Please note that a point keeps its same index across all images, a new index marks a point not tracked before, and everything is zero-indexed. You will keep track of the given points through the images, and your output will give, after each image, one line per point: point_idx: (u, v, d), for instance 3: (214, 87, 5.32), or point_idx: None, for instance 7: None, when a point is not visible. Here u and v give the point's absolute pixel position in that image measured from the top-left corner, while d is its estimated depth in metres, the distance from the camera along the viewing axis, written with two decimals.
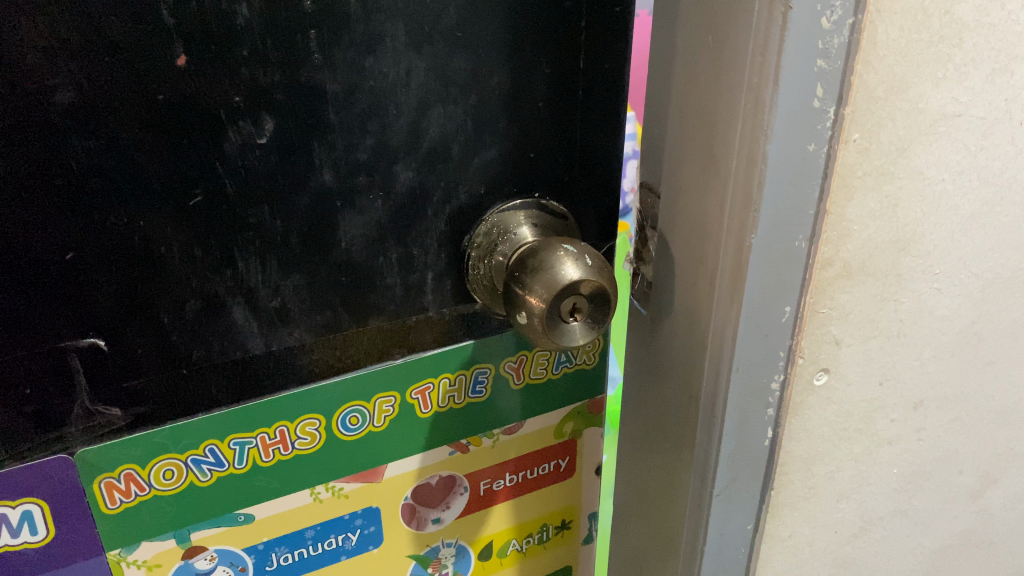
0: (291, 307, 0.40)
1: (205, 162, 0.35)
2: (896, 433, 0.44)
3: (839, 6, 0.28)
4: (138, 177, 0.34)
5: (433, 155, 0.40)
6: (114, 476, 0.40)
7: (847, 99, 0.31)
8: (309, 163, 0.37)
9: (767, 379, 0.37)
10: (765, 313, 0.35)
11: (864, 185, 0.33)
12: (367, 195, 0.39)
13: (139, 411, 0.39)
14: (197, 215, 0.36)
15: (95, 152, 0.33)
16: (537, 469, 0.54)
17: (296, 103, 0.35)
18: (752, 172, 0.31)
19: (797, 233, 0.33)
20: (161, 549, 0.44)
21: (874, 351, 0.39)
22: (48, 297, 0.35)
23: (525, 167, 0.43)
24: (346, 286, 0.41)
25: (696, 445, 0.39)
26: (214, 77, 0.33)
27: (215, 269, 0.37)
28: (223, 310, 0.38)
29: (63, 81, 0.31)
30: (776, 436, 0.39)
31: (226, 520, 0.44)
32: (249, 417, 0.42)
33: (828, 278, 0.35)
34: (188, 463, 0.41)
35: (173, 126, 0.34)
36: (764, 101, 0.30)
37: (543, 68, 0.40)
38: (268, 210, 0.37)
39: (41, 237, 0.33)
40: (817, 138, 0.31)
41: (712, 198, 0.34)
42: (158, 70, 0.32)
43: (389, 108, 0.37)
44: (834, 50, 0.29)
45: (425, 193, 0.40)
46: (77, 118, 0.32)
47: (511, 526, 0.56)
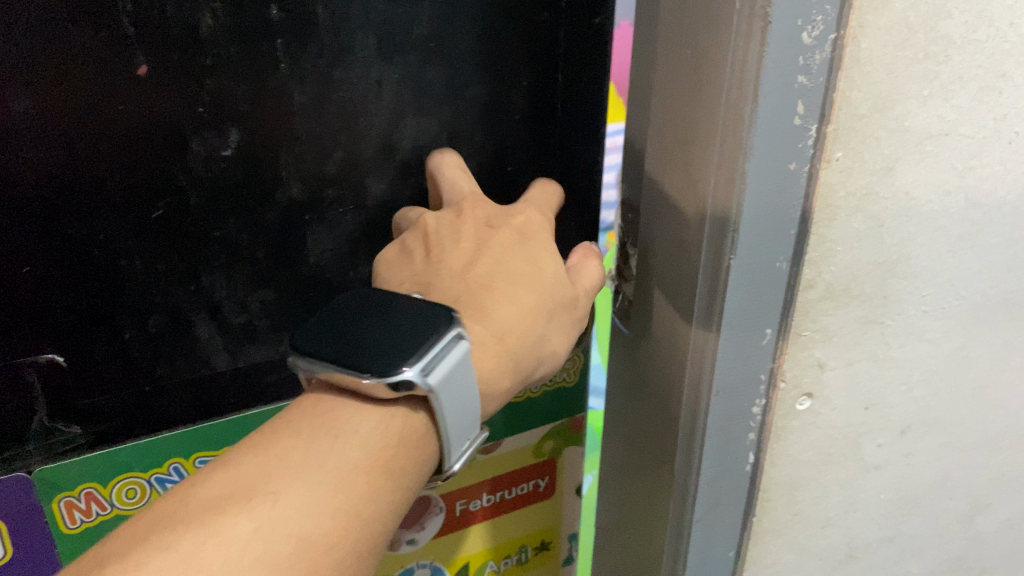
0: (257, 323, 0.39)
1: (168, 174, 0.34)
2: (884, 458, 0.43)
3: (820, 21, 0.28)
4: (99, 189, 0.33)
5: (402, 168, 0.39)
6: (74, 495, 0.38)
7: (828, 116, 0.30)
8: (277, 175, 0.36)
9: (747, 404, 0.36)
10: (745, 334, 0.34)
11: (848, 206, 0.33)
12: (336, 208, 0.38)
13: (101, 428, 0.38)
14: (160, 228, 0.35)
15: (54, 164, 0.32)
16: (515, 488, 0.53)
17: (261, 113, 0.34)
18: (730, 190, 0.31)
19: (779, 255, 0.32)
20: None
21: (860, 375, 0.39)
22: (6, 312, 0.33)
23: (502, 180, 0.43)
24: (316, 300, 0.40)
25: (675, 470, 0.38)
26: (178, 87, 0.32)
27: (179, 283, 0.36)
28: (187, 325, 0.37)
29: (18, 90, 0.30)
30: (757, 461, 0.39)
31: None
32: (216, 435, 0.40)
33: (810, 299, 0.35)
34: (151, 481, 0.40)
35: (135, 135, 0.32)
36: (742, 118, 0.29)
37: (517, 80, 0.40)
38: (234, 223, 0.36)
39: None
40: (798, 156, 0.30)
41: (689, 217, 0.33)
42: (119, 79, 0.31)
43: (359, 120, 0.37)
44: (816, 67, 0.28)
45: (396, 205, 0.40)
46: (35, 128, 0.31)
47: (488, 547, 0.55)
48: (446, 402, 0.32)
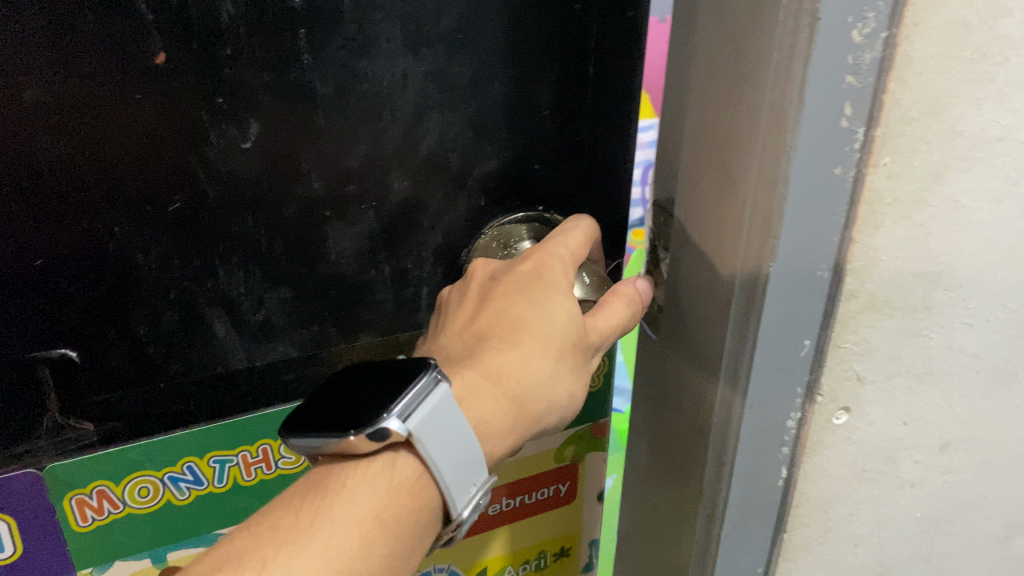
0: (275, 320, 0.38)
1: (185, 166, 0.33)
2: (919, 476, 0.41)
3: (872, 18, 0.26)
4: (113, 182, 0.32)
5: (428, 165, 0.38)
6: (85, 492, 0.38)
7: (876, 120, 0.29)
8: (296, 170, 0.35)
9: (780, 417, 0.35)
10: (781, 345, 0.33)
11: (894, 214, 0.31)
12: (357, 204, 0.37)
13: (115, 425, 0.37)
14: (176, 222, 0.34)
15: (68, 156, 0.31)
16: (536, 493, 0.52)
17: (281, 106, 0.33)
18: (772, 195, 0.29)
19: (819, 262, 0.31)
20: (137, 570, 0.41)
21: (897, 390, 0.37)
22: (18, 305, 0.33)
23: (528, 179, 0.41)
24: (335, 299, 0.39)
25: (704, 482, 0.37)
26: (196, 77, 0.31)
27: (194, 279, 0.35)
28: (202, 322, 0.36)
29: (32, 78, 0.29)
30: (790, 474, 0.38)
31: (205, 541, 0.42)
32: (231, 434, 0.40)
33: (851, 310, 0.33)
34: (165, 480, 0.39)
35: (152, 126, 0.32)
36: (787, 120, 0.28)
37: (546, 75, 0.38)
38: (252, 217, 0.35)
39: (10, 241, 0.32)
40: (843, 161, 0.29)
41: (728, 222, 0.32)
42: (136, 68, 0.30)
43: (383, 115, 0.36)
44: (866, 67, 0.27)
45: (420, 204, 0.39)
46: (48, 118, 0.30)
47: (507, 552, 0.54)
48: (432, 445, 0.33)
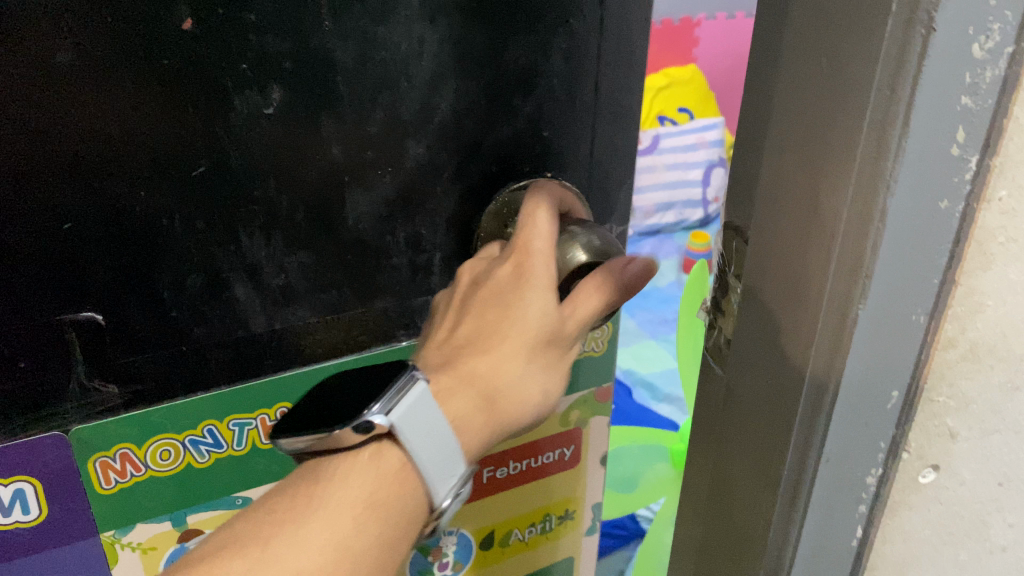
0: (295, 284, 0.38)
1: (209, 132, 0.33)
2: (1012, 538, 0.35)
3: (996, 29, 0.22)
4: (140, 146, 0.32)
5: (444, 132, 0.38)
6: (108, 455, 0.38)
7: (992, 145, 0.24)
8: (318, 136, 0.35)
9: (863, 475, 0.30)
10: (865, 400, 0.28)
11: (1004, 254, 0.27)
12: (375, 170, 0.38)
13: (138, 389, 0.37)
14: (201, 187, 0.34)
15: (97, 120, 0.31)
16: (543, 457, 0.53)
17: (303, 73, 0.34)
18: (864, 231, 0.24)
19: (915, 307, 0.26)
20: (157, 531, 0.42)
21: (995, 447, 0.32)
22: (46, 270, 0.33)
23: (540, 147, 0.42)
24: (353, 264, 0.39)
25: (766, 547, 0.32)
26: (223, 44, 0.32)
27: (217, 244, 0.36)
28: (225, 286, 0.37)
29: (64, 42, 0.29)
30: (865, 537, 0.33)
31: (224, 503, 0.43)
32: (250, 398, 0.40)
33: (947, 359, 0.29)
34: (185, 443, 0.40)
35: (179, 91, 0.32)
36: (888, 147, 0.23)
37: (558, 43, 0.39)
38: (274, 183, 0.35)
39: (38, 205, 0.32)
40: (951, 192, 0.24)
41: (806, 260, 0.26)
42: (164, 32, 0.31)
43: (400, 82, 0.36)
44: (985, 85, 0.23)
45: (435, 171, 0.39)
46: (79, 81, 0.30)
47: (515, 514, 0.55)
48: (416, 436, 0.33)
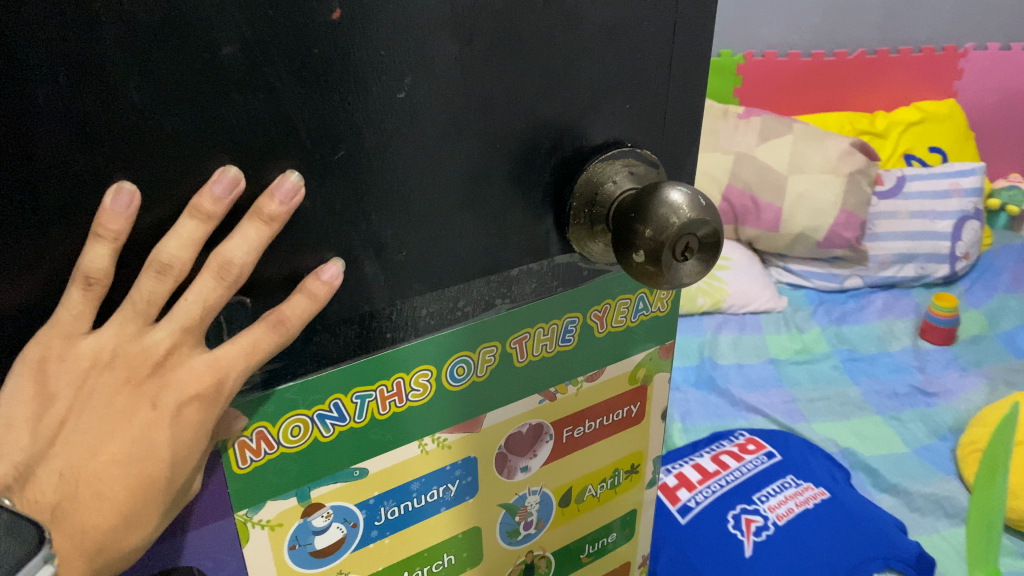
0: (413, 259, 0.53)
1: (348, 111, 0.46)
2: None
3: None
4: (280, 118, 0.44)
5: (539, 118, 0.54)
6: (249, 435, 0.52)
7: None
8: (439, 119, 0.49)
9: None
10: None
11: None
12: (484, 146, 0.52)
13: (272, 368, 0.51)
14: (340, 165, 0.47)
15: (251, 101, 0.42)
16: (612, 417, 0.72)
17: (427, 59, 0.47)
18: None
19: None
20: (283, 509, 0.56)
21: None
22: (164, 211, 0.43)
23: (624, 115, 0.58)
24: (459, 236, 0.55)
25: None
26: (367, 40, 0.44)
27: (353, 221, 0.49)
28: (355, 263, 0.51)
29: (229, 37, 0.40)
30: None
31: (342, 476, 0.58)
32: (380, 368, 0.55)
33: None
34: (312, 419, 0.54)
35: (324, 77, 0.44)
36: None
37: (630, 43, 0.55)
38: (402, 165, 0.49)
39: (184, 164, 0.42)
40: None
41: None
42: (319, 22, 0.42)
43: (512, 68, 0.50)
44: None
45: (536, 144, 0.55)
46: (238, 66, 0.41)
47: (587, 474, 0.74)
48: None
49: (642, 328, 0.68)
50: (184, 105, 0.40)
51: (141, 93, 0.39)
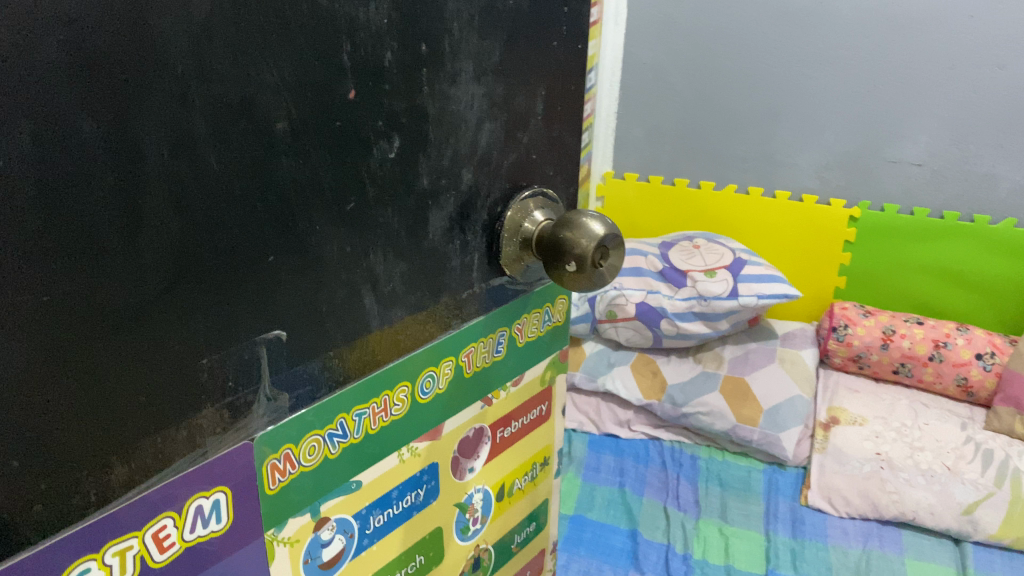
0: (398, 291, 0.46)
1: (358, 174, 0.41)
2: None
3: None
4: (287, 193, 0.38)
5: (482, 162, 0.49)
6: (277, 457, 0.43)
7: None
8: (417, 171, 0.45)
9: None
10: None
11: None
12: (446, 194, 0.47)
13: (298, 394, 0.43)
14: (348, 219, 0.42)
15: (273, 172, 0.37)
16: (527, 417, 0.63)
17: (413, 125, 0.43)
18: None
19: None
20: (302, 524, 0.46)
21: None
22: (133, 299, 0.34)
23: (529, 166, 0.53)
24: (429, 269, 0.48)
25: None
26: (371, 107, 0.40)
27: (355, 262, 0.43)
28: (359, 298, 0.44)
29: (281, 114, 0.37)
30: None
31: (343, 488, 0.48)
32: (370, 386, 0.47)
33: None
34: (326, 436, 0.45)
35: (340, 148, 0.40)
36: None
37: (540, 97, 0.51)
38: (391, 211, 0.44)
39: (173, 227, 0.34)
40: None
41: None
42: (335, 103, 0.39)
43: (462, 125, 0.46)
44: None
45: (474, 196, 0.49)
46: (271, 146, 0.37)
47: (515, 466, 0.64)
48: None
49: (548, 339, 0.62)
50: (175, 216, 0.34)
51: (131, 201, 0.33)
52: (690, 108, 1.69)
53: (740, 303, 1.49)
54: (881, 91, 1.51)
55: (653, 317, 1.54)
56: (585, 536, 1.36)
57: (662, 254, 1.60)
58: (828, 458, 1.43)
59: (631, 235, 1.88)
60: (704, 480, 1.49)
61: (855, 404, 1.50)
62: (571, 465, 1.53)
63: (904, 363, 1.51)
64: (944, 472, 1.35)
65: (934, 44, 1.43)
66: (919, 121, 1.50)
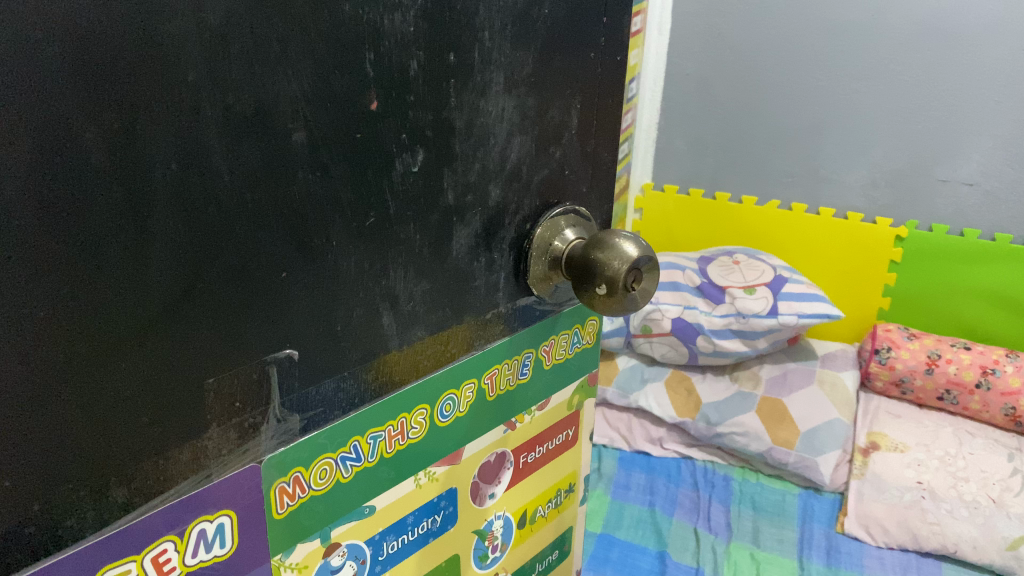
0: (418, 310, 0.45)
1: (380, 187, 0.39)
2: None
3: None
4: (304, 207, 0.36)
5: (512, 177, 0.47)
6: (286, 480, 0.41)
7: None
8: (441, 186, 0.43)
9: None
10: None
11: None
12: (472, 211, 0.45)
13: (311, 415, 0.41)
14: (368, 235, 0.40)
15: (290, 183, 0.35)
16: (553, 441, 0.61)
17: (438, 138, 0.41)
18: None
19: None
20: (311, 550, 0.44)
21: None
22: (137, 315, 0.32)
23: (561, 182, 0.51)
24: (453, 289, 0.46)
25: None
26: (393, 119, 0.38)
27: (375, 279, 0.41)
28: (376, 316, 0.42)
29: (298, 125, 0.35)
30: None
31: (356, 514, 0.46)
32: (387, 409, 0.45)
33: None
34: (338, 460, 0.43)
35: (360, 160, 0.38)
36: None
37: (575, 111, 0.49)
38: (413, 228, 0.42)
39: (181, 241, 0.33)
40: None
41: None
42: (357, 114, 0.37)
43: (490, 138, 0.44)
44: None
45: (503, 212, 0.47)
46: (287, 156, 0.35)
47: (538, 492, 0.62)
48: None
49: (577, 362, 0.60)
50: (184, 231, 0.33)
51: (136, 215, 0.31)
52: (734, 121, 1.65)
53: (779, 321, 1.45)
54: (932, 107, 1.46)
55: (689, 334, 1.51)
56: (612, 556, 1.32)
57: (700, 269, 1.57)
58: (866, 485, 1.39)
59: (668, 247, 1.84)
60: (737, 503, 1.45)
61: (897, 429, 1.45)
62: (600, 481, 1.51)
63: (949, 390, 1.46)
64: (989, 505, 1.30)
65: (989, 61, 1.39)
66: (972, 140, 1.45)
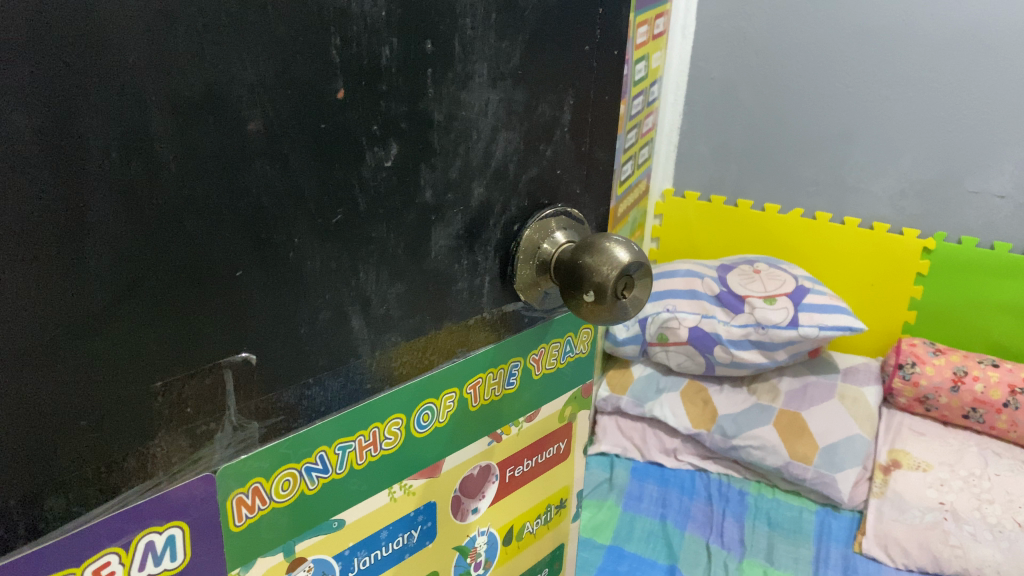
0: (392, 313, 0.42)
1: (348, 183, 0.37)
2: None
3: None
4: (261, 201, 0.34)
5: (497, 175, 0.44)
6: (244, 491, 0.39)
7: None
8: (417, 183, 0.40)
9: None
10: None
11: None
12: (452, 210, 0.43)
13: (272, 423, 0.39)
14: (336, 234, 0.37)
15: (245, 175, 0.33)
16: (543, 454, 0.58)
17: (414, 132, 0.39)
18: None
19: None
20: (272, 565, 0.42)
21: None
22: (73, 313, 0.30)
23: (552, 182, 0.48)
24: (432, 293, 0.44)
25: None
26: (363, 110, 0.36)
27: (344, 280, 0.39)
28: (345, 319, 0.40)
29: (254, 113, 0.32)
30: None
31: (323, 528, 0.44)
32: (357, 419, 0.42)
33: None
34: (302, 471, 0.41)
35: (326, 153, 0.35)
36: None
37: (567, 107, 0.46)
38: (386, 226, 0.40)
39: (122, 234, 0.30)
40: None
41: None
42: (323, 103, 0.34)
43: (473, 134, 0.42)
44: None
45: (487, 211, 0.45)
46: (242, 147, 0.33)
47: (527, 507, 0.59)
48: None
49: (570, 371, 0.57)
50: (126, 224, 0.30)
51: (70, 204, 0.29)
52: (760, 127, 1.62)
53: (800, 332, 1.41)
54: (964, 117, 1.42)
55: (706, 343, 1.48)
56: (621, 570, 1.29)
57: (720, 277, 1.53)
58: (887, 504, 1.35)
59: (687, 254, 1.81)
60: (752, 518, 1.41)
61: (919, 447, 1.41)
62: (611, 492, 1.47)
63: (976, 409, 1.42)
64: (1015, 530, 1.25)
65: None
66: (1006, 151, 1.40)
